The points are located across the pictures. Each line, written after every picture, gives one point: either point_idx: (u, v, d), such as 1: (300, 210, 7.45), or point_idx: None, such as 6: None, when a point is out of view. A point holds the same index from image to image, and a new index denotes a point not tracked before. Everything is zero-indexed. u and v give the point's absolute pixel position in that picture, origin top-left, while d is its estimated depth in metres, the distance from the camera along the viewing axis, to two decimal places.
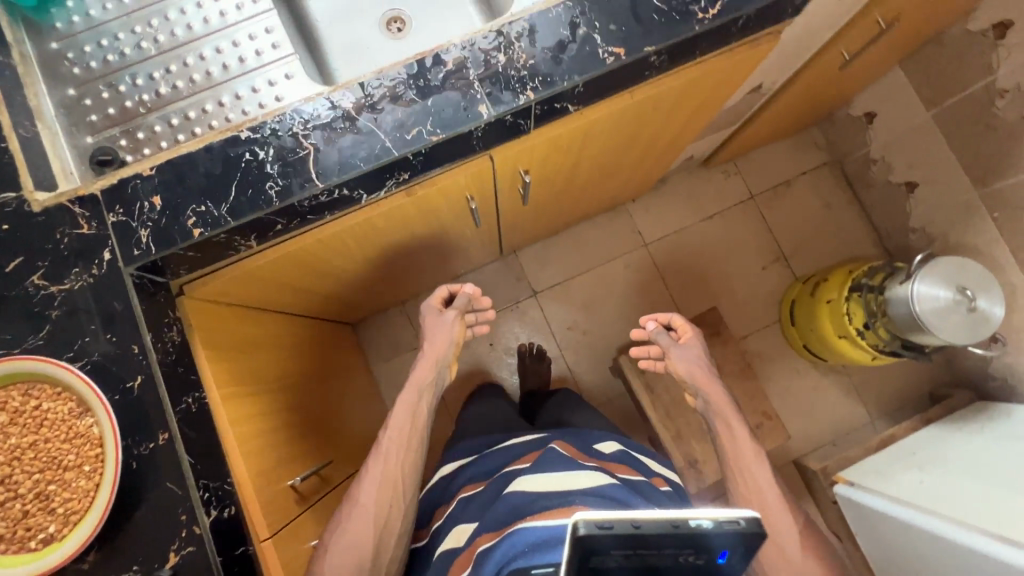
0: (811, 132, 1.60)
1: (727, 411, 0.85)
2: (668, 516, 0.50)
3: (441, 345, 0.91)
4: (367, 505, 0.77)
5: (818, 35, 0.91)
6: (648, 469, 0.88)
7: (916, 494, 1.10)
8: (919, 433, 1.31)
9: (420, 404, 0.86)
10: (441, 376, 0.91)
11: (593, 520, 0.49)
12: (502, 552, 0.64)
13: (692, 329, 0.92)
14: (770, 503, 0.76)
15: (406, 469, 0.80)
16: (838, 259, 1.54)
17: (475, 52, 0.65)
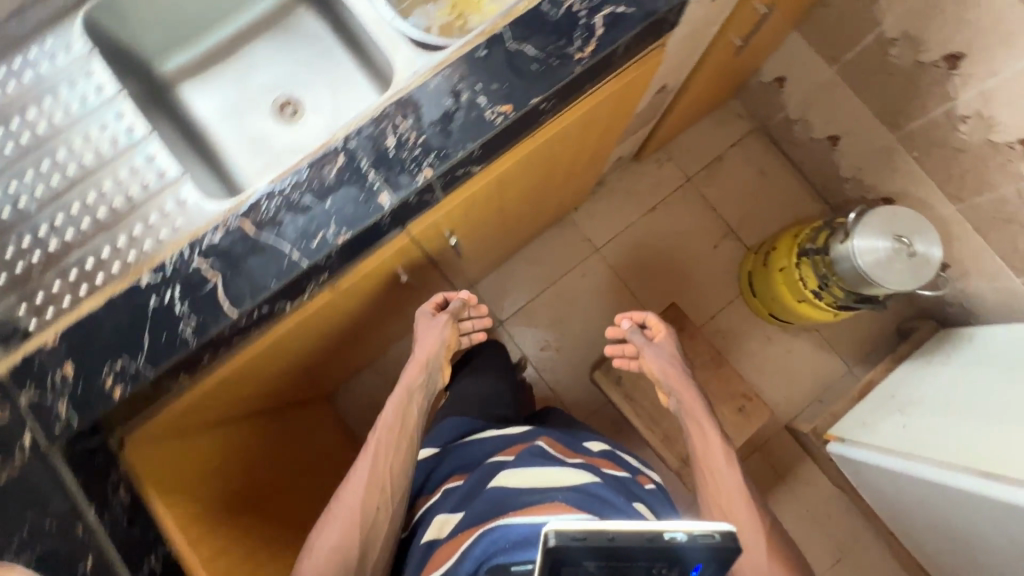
0: (730, 104, 1.62)
1: (698, 411, 0.86)
2: (644, 527, 0.46)
3: (432, 348, 0.94)
4: (355, 505, 0.78)
5: (705, 31, 0.92)
6: (633, 465, 0.85)
7: (903, 442, 1.13)
8: (894, 374, 1.34)
9: (412, 404, 0.89)
10: (433, 379, 0.94)
11: (567, 530, 0.46)
12: (480, 549, 0.65)
13: (664, 329, 0.95)
14: (737, 505, 0.77)
15: (396, 466, 0.82)
16: (783, 221, 1.57)
17: (364, 141, 0.64)
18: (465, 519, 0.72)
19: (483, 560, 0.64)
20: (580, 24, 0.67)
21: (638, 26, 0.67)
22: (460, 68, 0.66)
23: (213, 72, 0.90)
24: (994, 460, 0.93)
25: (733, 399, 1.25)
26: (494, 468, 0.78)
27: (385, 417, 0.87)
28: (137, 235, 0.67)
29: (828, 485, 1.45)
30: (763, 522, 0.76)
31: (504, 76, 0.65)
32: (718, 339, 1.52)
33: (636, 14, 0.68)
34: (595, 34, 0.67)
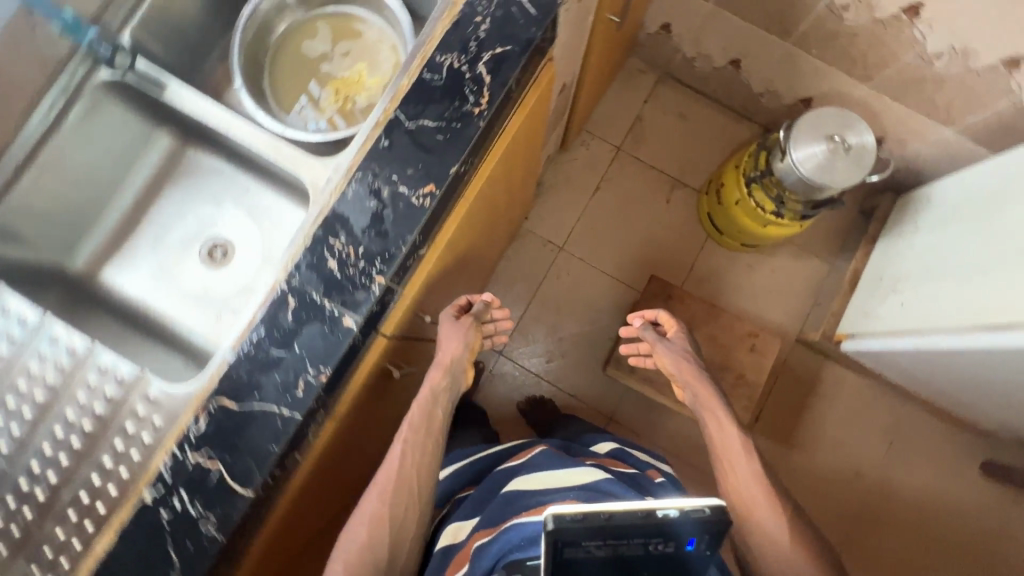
0: (629, 63, 1.63)
1: (713, 401, 0.94)
2: (637, 506, 0.55)
3: (455, 352, 0.93)
4: (383, 507, 0.77)
5: (583, 23, 0.92)
6: (642, 463, 0.89)
7: (906, 320, 1.16)
8: (874, 256, 1.38)
9: (435, 408, 0.88)
10: (455, 383, 0.94)
11: (566, 514, 0.54)
12: (499, 546, 0.68)
13: (676, 326, 1.04)
14: (756, 500, 0.82)
15: (422, 465, 0.82)
16: (720, 153, 1.59)
17: (307, 273, 0.63)
18: (482, 520, 0.74)
19: (500, 557, 0.67)
20: (466, 79, 0.66)
21: (522, 59, 0.67)
22: (371, 166, 0.65)
23: (130, 245, 0.87)
24: (993, 309, 0.96)
25: (740, 336, 1.26)
26: (504, 473, 0.82)
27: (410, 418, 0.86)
28: (121, 450, 0.64)
29: (858, 378, 1.49)
30: (784, 511, 0.81)
31: (416, 158, 0.65)
32: (706, 285, 1.54)
33: (515, 48, 0.67)
34: (485, 82, 0.66)
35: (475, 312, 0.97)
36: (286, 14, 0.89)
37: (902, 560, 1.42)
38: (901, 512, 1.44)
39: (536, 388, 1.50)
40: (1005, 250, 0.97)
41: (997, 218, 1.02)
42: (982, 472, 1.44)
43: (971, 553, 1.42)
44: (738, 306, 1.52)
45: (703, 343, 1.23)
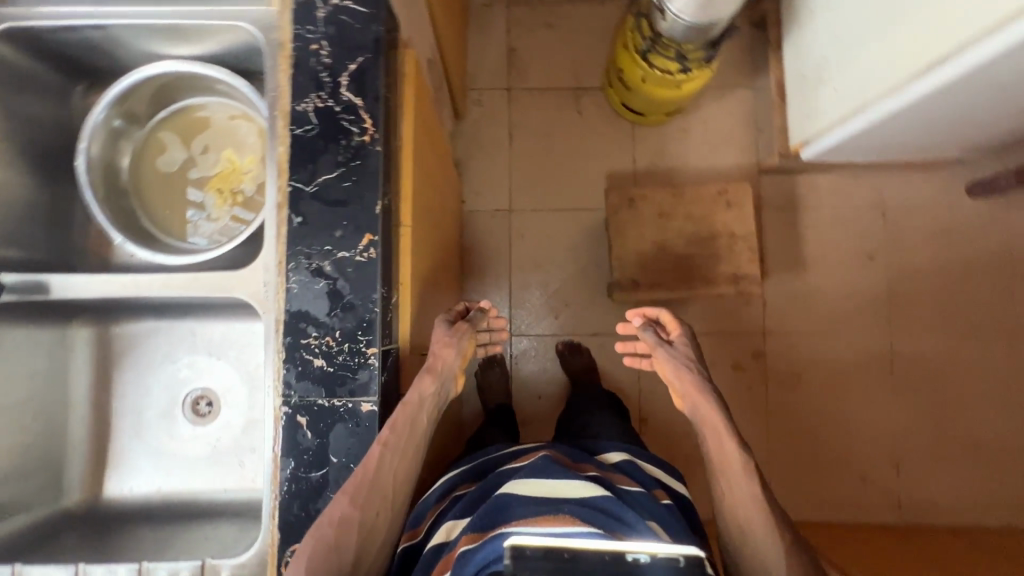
0: (474, 4, 1.55)
1: (713, 412, 0.90)
2: (609, 550, 0.58)
3: (449, 360, 0.72)
4: (354, 513, 0.56)
5: None
6: (648, 479, 0.93)
7: (849, 101, 1.15)
8: (788, 59, 1.37)
9: (421, 415, 0.64)
10: (444, 393, 0.72)
11: (530, 543, 0.57)
12: (480, 555, 0.67)
13: (679, 328, 1.02)
14: (756, 527, 0.79)
15: (400, 476, 0.60)
16: (603, 41, 1.54)
17: (301, 384, 0.59)
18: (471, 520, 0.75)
19: (483, 563, 0.66)
20: (340, 113, 0.60)
21: (381, 63, 0.61)
22: (299, 249, 0.59)
23: (116, 447, 0.81)
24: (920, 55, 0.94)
25: (711, 197, 1.22)
26: (500, 478, 0.84)
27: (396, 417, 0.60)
28: None
29: (827, 177, 1.51)
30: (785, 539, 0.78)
31: (337, 217, 0.60)
32: (655, 170, 1.52)
33: (367, 55, 0.61)
34: (360, 106, 0.61)
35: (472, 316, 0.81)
36: (124, 144, 0.80)
37: (940, 308, 1.49)
38: (919, 270, 1.50)
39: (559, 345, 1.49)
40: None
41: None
42: (970, 197, 1.49)
43: (994, 270, 1.49)
44: (692, 172, 1.51)
45: (684, 226, 1.21)
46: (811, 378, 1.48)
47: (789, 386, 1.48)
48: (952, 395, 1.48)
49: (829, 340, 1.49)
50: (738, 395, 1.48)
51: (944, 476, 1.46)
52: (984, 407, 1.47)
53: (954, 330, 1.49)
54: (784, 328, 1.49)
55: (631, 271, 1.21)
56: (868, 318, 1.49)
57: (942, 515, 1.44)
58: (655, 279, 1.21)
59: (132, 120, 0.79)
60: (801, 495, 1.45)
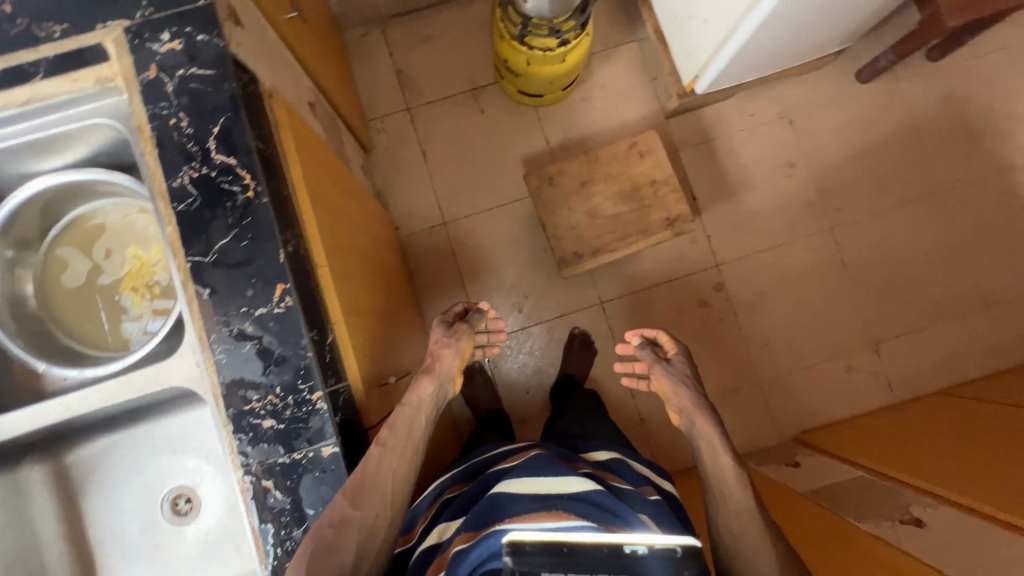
0: (350, 37, 1.56)
1: (708, 426, 0.99)
2: (604, 540, 0.62)
3: (448, 362, 0.81)
4: (354, 513, 0.57)
5: (273, 41, 0.85)
6: (638, 477, 0.97)
7: (721, 26, 1.20)
8: (657, 5, 1.42)
9: (417, 418, 0.71)
10: (443, 393, 0.80)
11: (531, 538, 0.62)
12: (475, 554, 0.71)
13: (675, 347, 1.13)
14: (749, 531, 0.86)
15: (398, 474, 0.63)
16: (483, 38, 1.56)
17: (258, 449, 0.58)
18: (465, 522, 0.79)
19: (476, 565, 0.71)
20: (216, 176, 0.60)
21: (243, 117, 0.61)
22: (215, 319, 0.59)
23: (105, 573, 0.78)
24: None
25: (624, 153, 1.24)
26: (493, 479, 0.87)
27: (394, 421, 0.67)
28: None
29: (729, 102, 1.56)
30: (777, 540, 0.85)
31: (244, 277, 0.59)
32: (569, 144, 1.55)
33: (226, 113, 0.61)
34: (234, 164, 0.60)
35: (469, 318, 0.89)
36: (23, 274, 0.77)
37: (867, 192, 1.56)
38: (837, 162, 1.56)
39: (530, 337, 1.51)
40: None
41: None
42: (862, 83, 1.57)
43: (903, 142, 1.57)
44: (604, 135, 1.55)
45: (608, 187, 1.23)
46: (773, 293, 1.53)
47: (755, 307, 1.52)
48: (904, 268, 1.55)
49: (778, 252, 1.54)
50: (712, 330, 1.51)
51: (919, 344, 1.52)
52: (934, 269, 1.55)
53: (886, 208, 1.56)
54: (734, 254, 1.53)
55: (571, 245, 1.22)
56: (806, 221, 1.55)
57: (929, 380, 1.51)
58: (596, 246, 1.22)
59: (24, 247, 0.77)
60: (797, 404, 1.49)
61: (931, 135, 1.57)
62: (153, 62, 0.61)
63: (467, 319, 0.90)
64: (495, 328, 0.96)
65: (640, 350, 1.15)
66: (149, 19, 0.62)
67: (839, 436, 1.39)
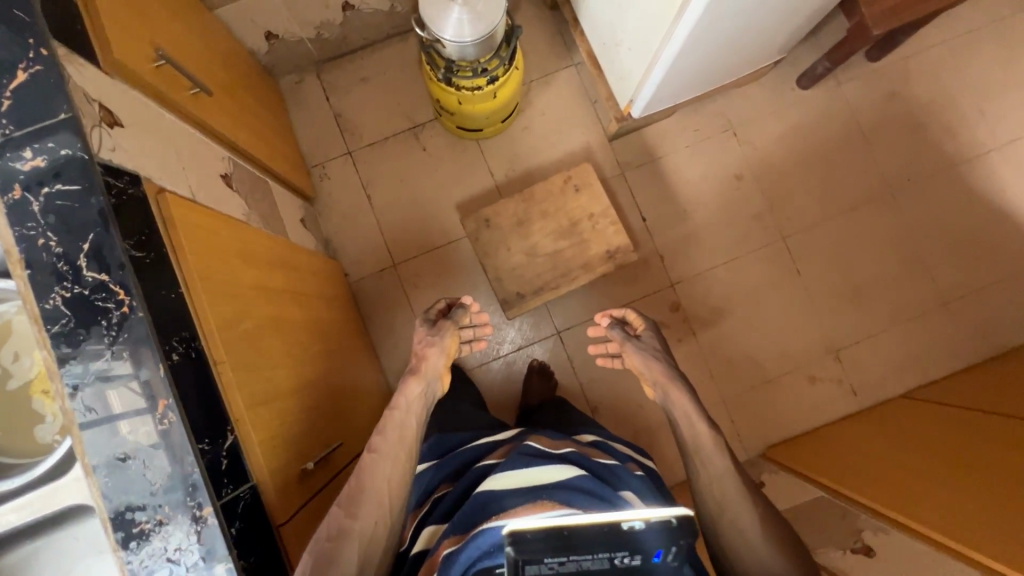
0: (283, 84, 1.55)
1: (682, 396, 1.04)
2: (603, 520, 0.68)
3: (434, 361, 0.97)
4: (351, 523, 0.77)
5: (170, 124, 0.84)
6: (620, 455, 1.08)
7: (645, 55, 1.19)
8: (587, 31, 1.41)
9: (409, 418, 0.90)
10: (432, 390, 0.97)
11: (528, 527, 0.67)
12: (468, 555, 0.77)
13: (642, 323, 1.17)
14: (730, 494, 0.92)
15: (392, 482, 0.83)
16: (419, 74, 1.55)
17: (148, 569, 0.59)
18: (454, 526, 0.84)
19: (469, 563, 0.77)
20: (89, 295, 0.59)
21: (114, 232, 0.60)
22: (93, 428, 0.58)
23: None
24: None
25: (559, 188, 1.23)
26: (482, 474, 0.94)
27: (385, 428, 0.87)
28: None
29: (671, 120, 1.55)
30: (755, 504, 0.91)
31: (123, 388, 0.59)
32: (515, 175, 1.53)
33: (97, 229, 0.60)
34: (107, 281, 0.60)
35: (451, 315, 1.05)
36: None
37: (817, 198, 1.55)
38: (785, 171, 1.55)
39: (491, 371, 1.50)
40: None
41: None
42: (803, 89, 1.56)
43: (848, 145, 1.56)
44: (548, 162, 1.54)
45: (545, 225, 1.22)
46: (729, 308, 1.52)
47: (713, 323, 1.52)
48: (860, 273, 1.54)
49: (732, 266, 1.53)
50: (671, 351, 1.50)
51: (882, 348, 1.51)
52: (890, 271, 1.53)
53: (837, 213, 1.55)
54: (688, 272, 1.53)
55: (513, 285, 1.21)
56: (758, 233, 1.54)
57: (895, 381, 1.50)
58: (539, 285, 1.21)
59: None
60: (764, 418, 1.49)
61: (877, 136, 1.56)
62: (17, 182, 0.60)
63: (450, 316, 1.05)
64: (479, 321, 1.12)
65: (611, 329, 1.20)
66: (9, 138, 0.60)
67: (806, 450, 1.38)
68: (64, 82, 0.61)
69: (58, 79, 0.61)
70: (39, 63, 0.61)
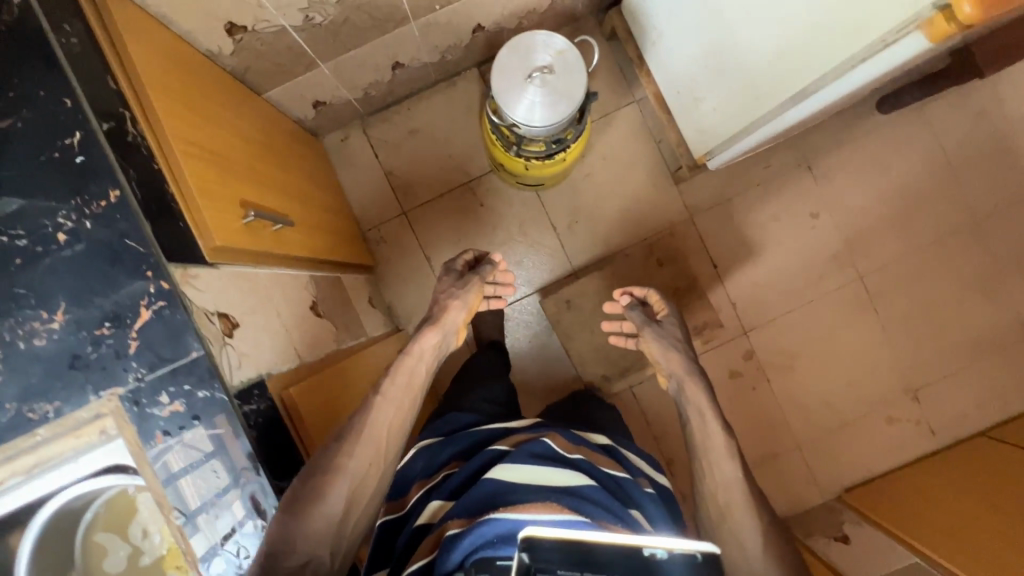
0: (329, 142, 1.46)
1: (697, 392, 0.97)
2: (625, 540, 0.64)
3: (455, 312, 0.89)
4: (345, 462, 0.67)
5: (266, 281, 0.79)
6: (636, 469, 0.96)
7: (735, 123, 1.09)
8: (658, 74, 1.31)
9: (421, 364, 0.80)
10: (447, 343, 0.88)
11: (548, 535, 0.63)
12: (468, 541, 0.69)
13: (665, 308, 1.08)
14: (737, 504, 0.87)
15: (393, 428, 0.73)
16: (471, 122, 1.46)
17: None
18: (459, 508, 0.76)
19: (469, 552, 0.68)
20: (251, 542, 0.62)
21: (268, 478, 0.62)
22: None
23: None
24: (783, 90, 0.90)
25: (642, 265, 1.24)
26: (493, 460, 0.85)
27: (396, 371, 0.77)
28: None
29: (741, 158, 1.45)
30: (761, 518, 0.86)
31: None
32: (577, 227, 1.47)
33: (248, 475, 0.60)
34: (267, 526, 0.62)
35: (477, 271, 0.97)
36: (72, 565, 0.78)
37: (896, 233, 1.47)
38: (863, 206, 1.47)
39: None
40: (755, 24, 0.90)
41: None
42: (884, 115, 1.45)
43: (930, 174, 1.46)
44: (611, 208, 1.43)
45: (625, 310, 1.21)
46: (804, 352, 1.49)
47: (787, 369, 1.49)
48: (941, 310, 1.48)
49: (807, 310, 1.48)
50: (746, 399, 1.48)
51: (960, 386, 1.48)
52: (970, 308, 1.48)
53: (917, 248, 1.47)
54: (761, 317, 1.48)
55: (598, 367, 1.26)
56: (834, 273, 1.48)
57: (974, 419, 1.47)
58: (623, 366, 1.26)
59: (67, 550, 0.77)
60: (838, 461, 1.48)
61: (963, 162, 1.46)
62: (157, 428, 0.58)
63: (477, 270, 0.98)
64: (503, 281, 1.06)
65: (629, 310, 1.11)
66: (144, 381, 0.57)
67: (883, 497, 1.38)
68: (189, 318, 0.57)
69: (184, 314, 0.57)
70: (161, 298, 0.56)
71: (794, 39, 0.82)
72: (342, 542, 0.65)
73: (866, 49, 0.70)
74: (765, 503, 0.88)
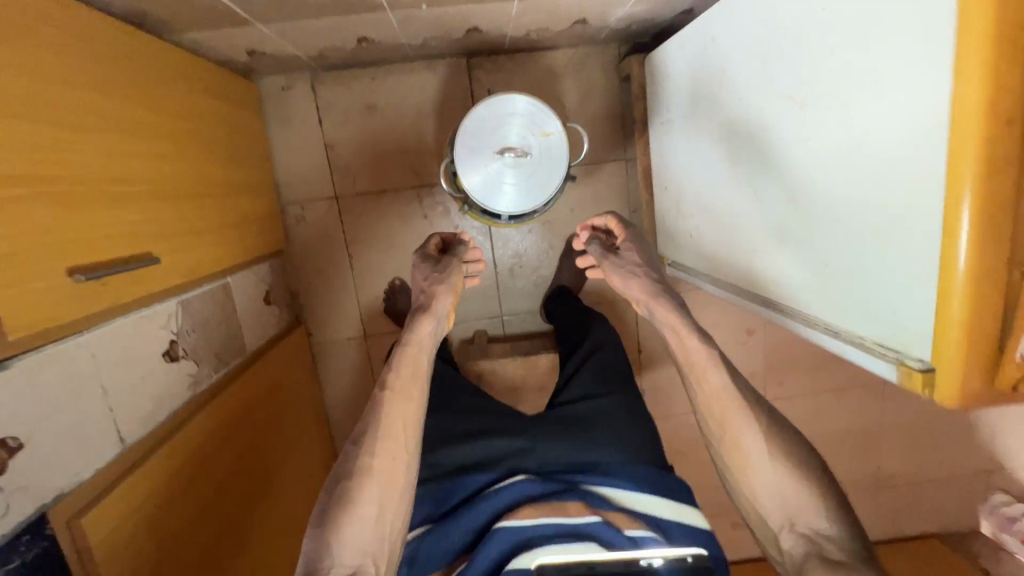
0: (267, 87, 1.21)
1: (667, 314, 0.92)
2: (619, 559, 0.68)
3: (442, 295, 0.94)
4: (370, 460, 0.72)
5: (96, 349, 0.64)
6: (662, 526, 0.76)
7: (702, 265, 1.02)
8: (654, 152, 1.17)
9: (421, 353, 0.86)
10: (440, 328, 0.93)
11: (553, 560, 0.68)
12: None
13: (625, 236, 1.07)
14: (732, 414, 0.82)
15: (407, 421, 0.77)
16: (439, 119, 1.25)
17: None
18: None
19: None
20: None
21: None
22: None
23: None
24: (753, 284, 0.84)
25: None
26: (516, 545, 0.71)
27: (398, 364, 0.82)
28: None
29: None
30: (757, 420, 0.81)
31: None
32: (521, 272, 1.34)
33: None
34: None
35: (456, 251, 1.02)
36: None
37: (814, 371, 1.49)
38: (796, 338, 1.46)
39: None
40: (752, 208, 0.80)
41: (737, 144, 0.81)
42: None
43: None
44: (573, 271, 1.28)
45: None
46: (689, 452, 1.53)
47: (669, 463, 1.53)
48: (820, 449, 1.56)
49: None
50: None
51: None
52: (848, 451, 1.56)
53: (824, 390, 1.51)
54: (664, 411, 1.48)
55: None
56: None
57: None
58: None
59: None
60: None
61: None
62: None
63: (453, 253, 1.03)
64: (473, 259, 1.06)
65: (589, 245, 1.11)
66: None
67: None
68: None
69: None
70: None
71: (783, 255, 0.74)
72: (386, 549, 0.70)
73: (845, 331, 0.64)
74: (767, 408, 0.83)
